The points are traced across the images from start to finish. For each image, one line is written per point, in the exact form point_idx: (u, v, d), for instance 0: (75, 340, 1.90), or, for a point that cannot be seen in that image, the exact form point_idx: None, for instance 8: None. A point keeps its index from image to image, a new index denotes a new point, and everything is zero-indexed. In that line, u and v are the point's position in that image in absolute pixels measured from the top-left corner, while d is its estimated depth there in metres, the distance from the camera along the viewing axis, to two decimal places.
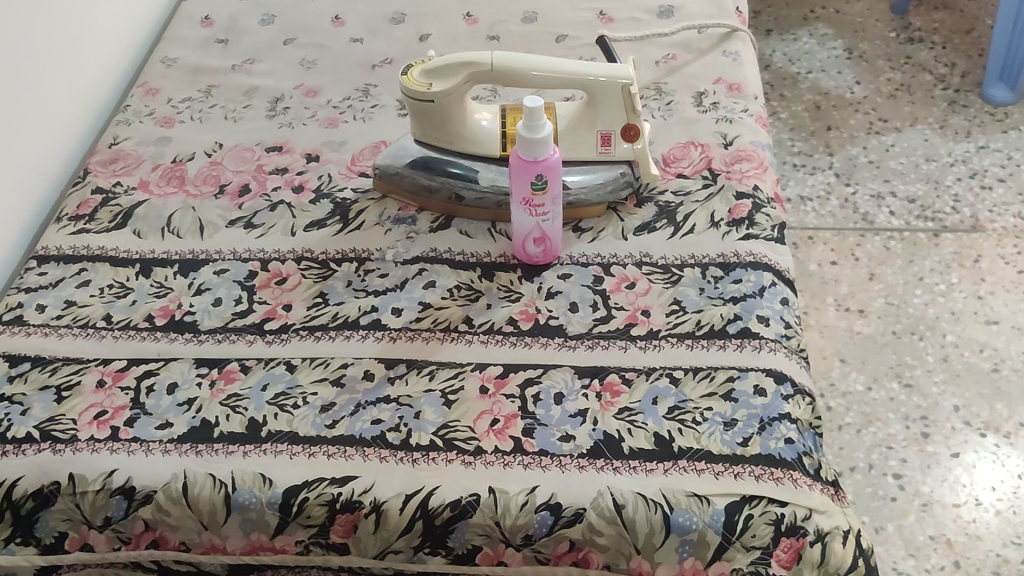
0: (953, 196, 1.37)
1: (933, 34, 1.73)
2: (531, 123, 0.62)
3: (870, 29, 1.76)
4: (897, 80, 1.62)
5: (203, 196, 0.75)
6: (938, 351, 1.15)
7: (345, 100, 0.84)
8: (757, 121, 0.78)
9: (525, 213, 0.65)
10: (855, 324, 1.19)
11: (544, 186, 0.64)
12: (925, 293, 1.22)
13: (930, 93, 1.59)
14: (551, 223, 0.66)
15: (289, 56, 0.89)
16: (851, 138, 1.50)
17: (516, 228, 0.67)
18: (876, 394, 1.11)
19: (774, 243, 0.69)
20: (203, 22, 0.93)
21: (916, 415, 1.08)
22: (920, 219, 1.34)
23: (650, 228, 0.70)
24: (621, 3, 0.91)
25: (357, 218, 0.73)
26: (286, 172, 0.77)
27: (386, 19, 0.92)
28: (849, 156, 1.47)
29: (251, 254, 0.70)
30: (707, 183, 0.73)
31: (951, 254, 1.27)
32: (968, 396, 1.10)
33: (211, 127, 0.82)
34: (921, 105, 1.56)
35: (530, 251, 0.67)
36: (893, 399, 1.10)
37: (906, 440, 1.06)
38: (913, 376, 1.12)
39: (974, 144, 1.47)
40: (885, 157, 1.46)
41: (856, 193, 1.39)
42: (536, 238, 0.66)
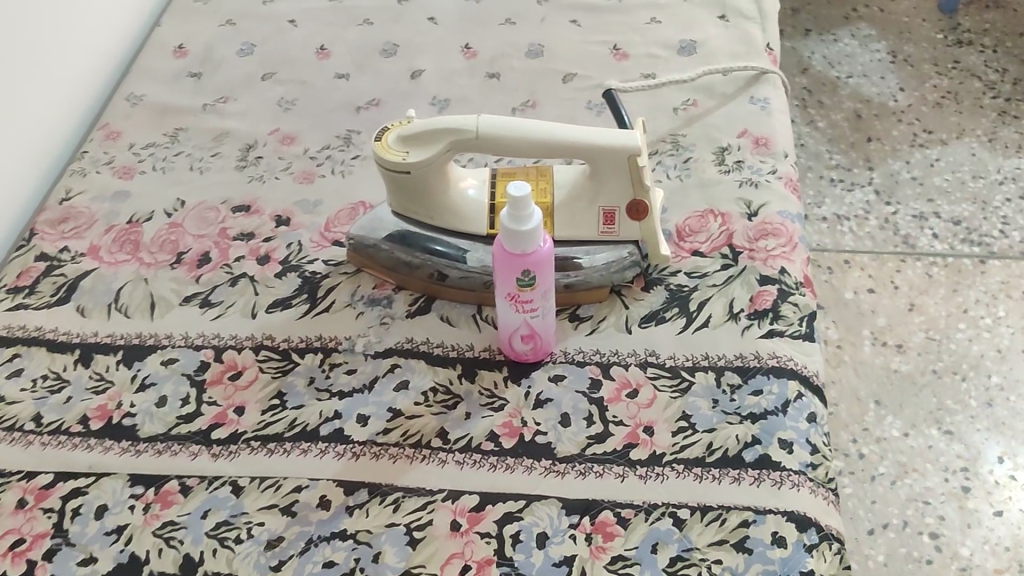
0: (1001, 218, 1.26)
1: (983, 35, 1.61)
2: (516, 215, 0.52)
3: (916, 30, 1.64)
4: (944, 87, 1.51)
5: (158, 265, 0.67)
6: (983, 395, 1.04)
7: (324, 150, 0.75)
8: (787, 185, 0.68)
9: (510, 309, 0.57)
10: (892, 360, 1.08)
11: (532, 282, 0.55)
12: (969, 328, 1.11)
13: (979, 102, 1.47)
14: (541, 320, 0.57)
15: (267, 93, 0.80)
16: (892, 151, 1.39)
17: (501, 322, 0.58)
18: (916, 441, 1.01)
19: (802, 341, 0.59)
20: (175, 51, 0.84)
21: (957, 466, 0.98)
22: (965, 243, 1.23)
23: (658, 319, 0.61)
24: (638, 36, 0.81)
25: (327, 297, 0.64)
26: (252, 237, 0.69)
27: (376, 51, 0.83)
28: (890, 171, 1.36)
29: (204, 340, 0.62)
30: (727, 263, 0.64)
31: (998, 284, 1.16)
32: (1013, 444, 0.99)
33: (175, 179, 0.73)
34: (969, 115, 1.45)
35: (518, 347, 0.59)
36: (934, 447, 1.00)
37: (945, 495, 0.96)
38: (955, 422, 1.02)
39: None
40: (929, 173, 1.35)
41: (897, 213, 1.28)
42: (524, 336, 0.58)
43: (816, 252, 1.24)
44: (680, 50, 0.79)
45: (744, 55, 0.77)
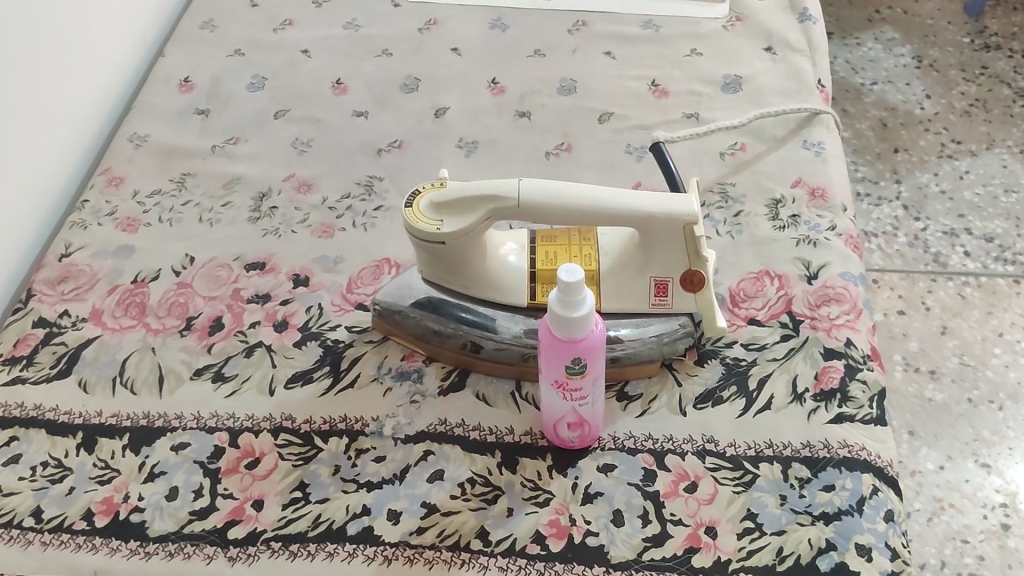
0: None
1: (1011, 40, 1.53)
2: (568, 300, 0.47)
3: (941, 34, 1.55)
4: (971, 94, 1.42)
5: (166, 331, 0.62)
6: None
7: (343, 199, 0.70)
8: (848, 242, 0.63)
9: (557, 395, 0.51)
10: (925, 388, 1.03)
11: (583, 369, 0.50)
12: (1006, 353, 1.05)
13: (1009, 111, 1.39)
14: (590, 406, 0.52)
15: (280, 134, 0.75)
16: (921, 162, 1.32)
17: (545, 406, 0.53)
18: (949, 474, 0.95)
19: (874, 426, 0.54)
20: (181, 85, 0.79)
21: (997, 501, 0.92)
22: (999, 261, 1.16)
23: (714, 399, 0.56)
24: (678, 70, 0.76)
25: (351, 369, 0.59)
26: (267, 300, 0.63)
27: (396, 85, 0.77)
28: (919, 184, 1.28)
29: (218, 421, 0.57)
30: (787, 334, 0.58)
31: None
32: None
33: (183, 232, 0.68)
34: (998, 125, 1.37)
35: (563, 433, 0.53)
36: (970, 481, 0.94)
37: (984, 533, 0.90)
38: (993, 455, 0.95)
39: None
40: (959, 186, 1.27)
41: (927, 228, 1.22)
42: (571, 422, 0.53)
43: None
44: (724, 86, 0.74)
45: (795, 92, 0.72)
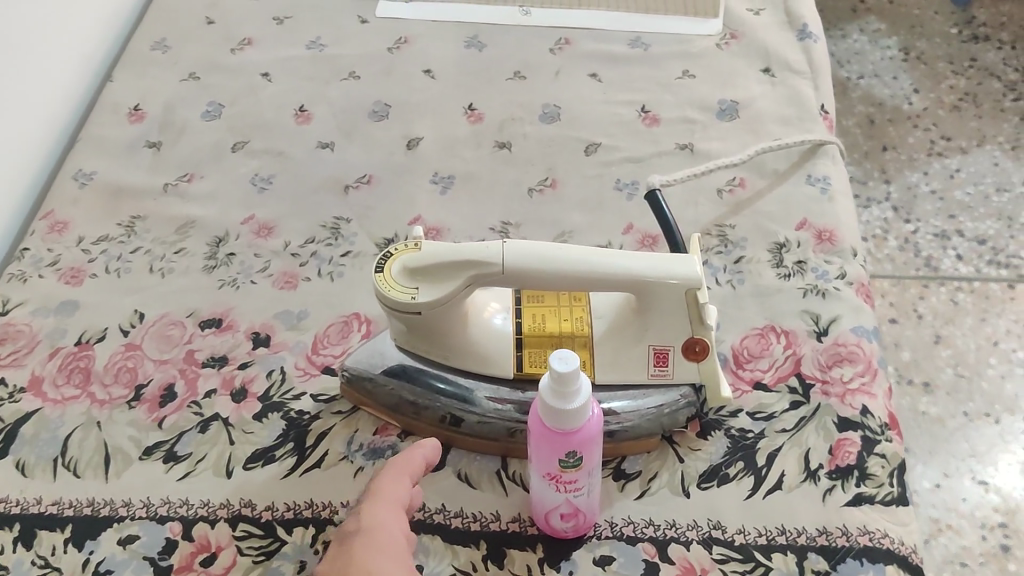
0: None
1: (1001, 29, 1.37)
2: (562, 388, 0.42)
3: (926, 24, 1.40)
4: (961, 87, 1.29)
5: (113, 401, 0.56)
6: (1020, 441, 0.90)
7: (308, 243, 0.64)
8: (859, 292, 0.58)
9: (548, 486, 0.46)
10: (918, 403, 0.94)
11: (579, 460, 0.44)
12: (1002, 362, 0.96)
13: (999, 104, 1.26)
14: (585, 497, 0.47)
15: (238, 168, 0.69)
16: (909, 160, 1.20)
17: (535, 496, 0.47)
18: (947, 494, 0.87)
19: (896, 507, 0.49)
20: (131, 114, 0.73)
21: (995, 521, 0.84)
22: (992, 264, 1.05)
23: (720, 478, 0.51)
24: (668, 94, 0.70)
25: (317, 446, 0.53)
26: (224, 363, 0.57)
27: (365, 112, 0.72)
28: (908, 183, 1.17)
29: (170, 509, 0.51)
30: (797, 400, 0.53)
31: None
32: None
33: (132, 284, 0.62)
34: (990, 119, 1.23)
35: (555, 525, 0.48)
36: (967, 500, 0.86)
37: (983, 556, 0.82)
38: (991, 471, 0.88)
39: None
40: (950, 185, 1.15)
41: (918, 232, 1.10)
42: (564, 514, 0.47)
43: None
44: (720, 113, 0.69)
45: (796, 120, 0.67)
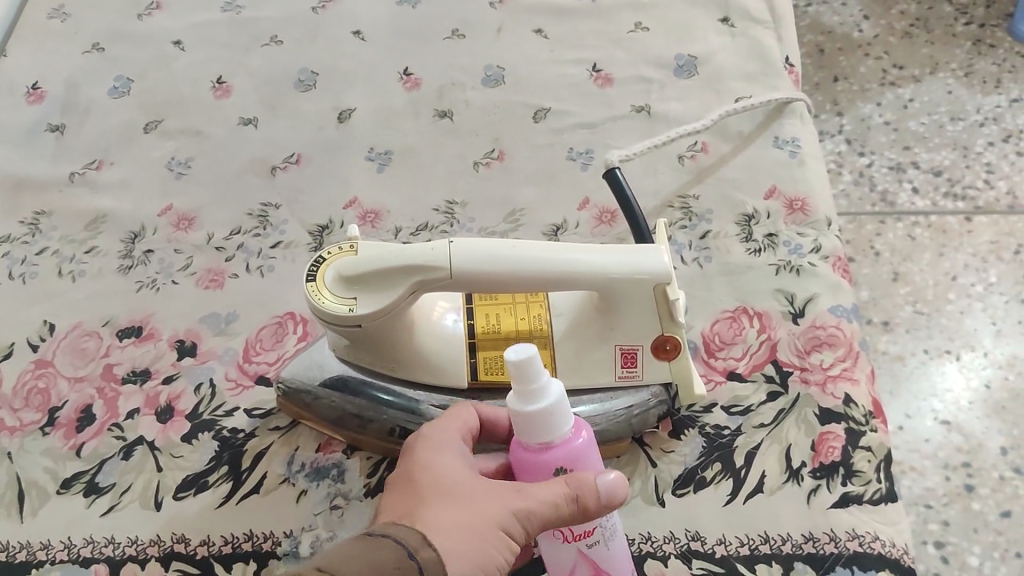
0: (985, 165, 0.91)
1: None
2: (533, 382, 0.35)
3: None
4: (912, 13, 1.11)
5: (24, 428, 0.50)
6: (981, 376, 0.72)
7: (233, 234, 0.58)
8: (837, 266, 0.54)
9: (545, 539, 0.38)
10: (878, 343, 0.77)
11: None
12: (961, 298, 0.78)
13: (950, 30, 1.08)
14: (602, 550, 0.38)
15: (151, 152, 0.62)
16: (861, 91, 1.03)
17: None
18: (906, 432, 0.69)
19: (886, 505, 0.45)
20: (30, 94, 0.67)
21: (957, 461, 0.67)
22: (948, 197, 0.88)
23: (697, 482, 0.47)
24: (621, 51, 0.65)
25: (254, 469, 0.48)
26: (146, 378, 0.52)
27: (291, 82, 0.65)
28: (861, 116, 1.00)
29: (94, 549, 0.46)
30: (775, 391, 0.49)
31: (988, 244, 0.81)
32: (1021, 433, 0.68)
33: (40, 290, 0.56)
34: (941, 47, 1.06)
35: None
36: (928, 439, 0.69)
37: (947, 497, 0.65)
38: (949, 407, 0.71)
39: (1010, 97, 0.98)
40: (904, 117, 0.98)
41: (872, 164, 0.93)
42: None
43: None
44: (677, 69, 0.63)
45: (760, 75, 0.62)
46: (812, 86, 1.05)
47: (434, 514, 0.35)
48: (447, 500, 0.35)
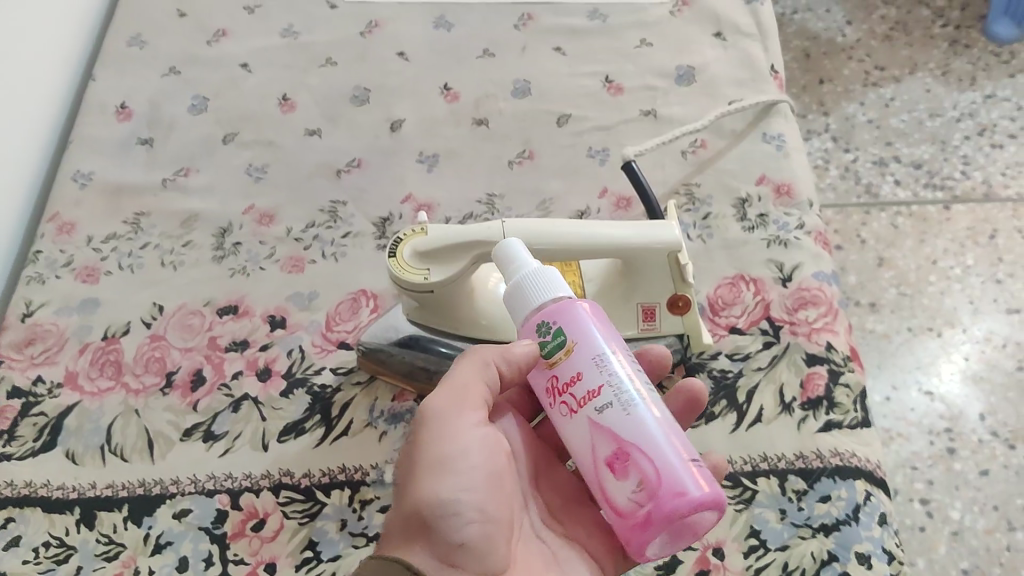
0: (961, 158, 1.03)
1: None
2: (506, 264, 0.45)
3: None
4: (893, 17, 1.22)
5: (147, 389, 0.61)
6: (962, 352, 0.85)
7: (309, 228, 0.68)
8: (818, 240, 0.64)
9: (569, 417, 0.41)
10: (865, 321, 0.89)
11: (568, 344, 0.41)
12: (942, 280, 0.91)
13: (927, 33, 1.19)
14: (614, 415, 0.39)
15: (231, 161, 0.73)
16: (845, 92, 1.13)
17: (591, 484, 0.41)
18: (894, 402, 0.83)
19: (861, 429, 0.56)
20: (119, 112, 0.77)
21: (940, 427, 0.81)
22: (927, 188, 1.00)
23: (707, 415, 0.57)
24: (630, 64, 0.75)
25: (342, 416, 0.59)
26: (245, 346, 0.62)
27: (347, 98, 0.76)
28: (845, 115, 1.11)
29: (216, 482, 0.56)
30: (769, 341, 0.60)
31: (965, 231, 0.95)
32: (993, 400, 0.82)
33: (147, 278, 0.66)
34: (919, 49, 1.17)
35: (617, 495, 0.39)
36: (914, 410, 0.82)
37: (931, 459, 0.79)
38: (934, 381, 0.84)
39: (983, 93, 1.10)
40: (886, 114, 1.10)
41: (857, 160, 1.05)
42: (614, 463, 0.39)
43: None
44: (678, 79, 0.74)
45: (750, 82, 0.73)
46: (801, 88, 1.15)
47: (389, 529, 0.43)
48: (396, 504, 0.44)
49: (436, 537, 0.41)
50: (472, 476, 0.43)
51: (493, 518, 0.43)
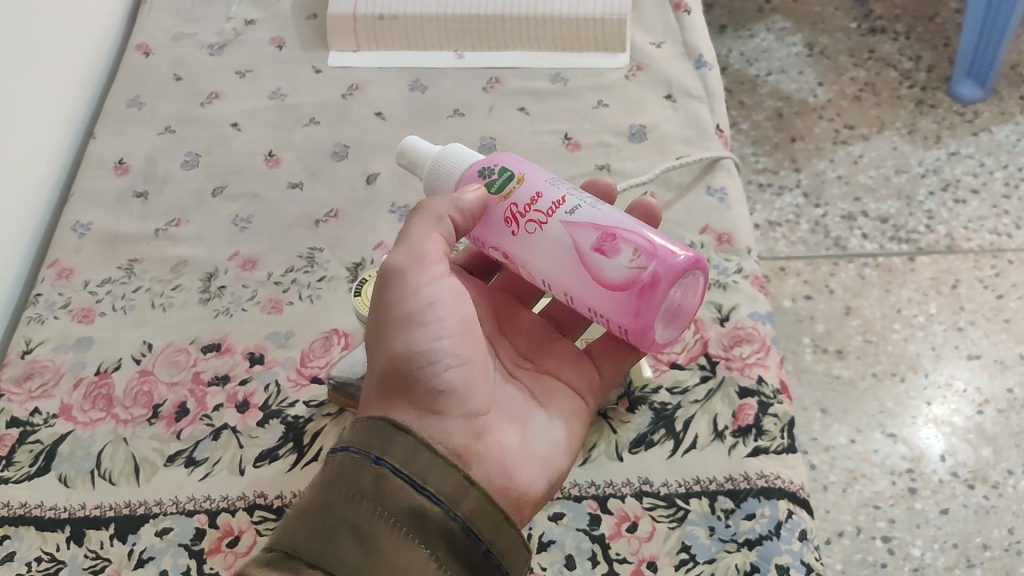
0: (925, 212, 1.24)
1: (896, 21, 1.47)
2: (410, 166, 0.62)
3: (831, 20, 1.50)
4: (861, 79, 1.40)
5: (135, 420, 0.66)
6: (925, 395, 1.08)
7: (288, 273, 0.74)
8: (754, 283, 0.70)
9: (540, 231, 0.55)
10: (832, 367, 1.11)
11: (522, 181, 0.56)
12: (904, 327, 1.14)
13: (896, 93, 1.38)
14: (587, 215, 0.54)
15: (219, 211, 0.79)
16: (817, 150, 1.33)
17: (572, 280, 0.54)
18: (859, 446, 1.05)
19: (787, 454, 0.61)
20: (117, 168, 0.83)
21: (902, 467, 1.03)
22: (893, 241, 1.22)
23: (647, 442, 0.62)
24: (588, 123, 0.82)
25: (313, 444, 0.64)
26: (226, 381, 0.68)
27: (327, 154, 0.82)
28: (817, 172, 1.30)
29: (196, 503, 0.61)
30: (705, 375, 0.65)
31: (928, 280, 1.17)
32: (953, 440, 1.04)
33: (138, 319, 0.72)
34: (889, 108, 1.36)
35: (614, 271, 0.52)
36: (878, 451, 1.04)
37: (893, 498, 1.01)
38: (897, 424, 1.06)
39: (947, 151, 1.30)
40: (855, 171, 1.29)
41: (827, 215, 1.26)
42: (598, 246, 0.52)
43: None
44: (631, 136, 0.80)
45: (696, 139, 0.79)
46: (773, 145, 1.34)
47: (370, 388, 0.53)
48: (374, 361, 0.54)
49: (415, 388, 0.52)
50: (442, 325, 0.53)
51: (464, 360, 0.54)
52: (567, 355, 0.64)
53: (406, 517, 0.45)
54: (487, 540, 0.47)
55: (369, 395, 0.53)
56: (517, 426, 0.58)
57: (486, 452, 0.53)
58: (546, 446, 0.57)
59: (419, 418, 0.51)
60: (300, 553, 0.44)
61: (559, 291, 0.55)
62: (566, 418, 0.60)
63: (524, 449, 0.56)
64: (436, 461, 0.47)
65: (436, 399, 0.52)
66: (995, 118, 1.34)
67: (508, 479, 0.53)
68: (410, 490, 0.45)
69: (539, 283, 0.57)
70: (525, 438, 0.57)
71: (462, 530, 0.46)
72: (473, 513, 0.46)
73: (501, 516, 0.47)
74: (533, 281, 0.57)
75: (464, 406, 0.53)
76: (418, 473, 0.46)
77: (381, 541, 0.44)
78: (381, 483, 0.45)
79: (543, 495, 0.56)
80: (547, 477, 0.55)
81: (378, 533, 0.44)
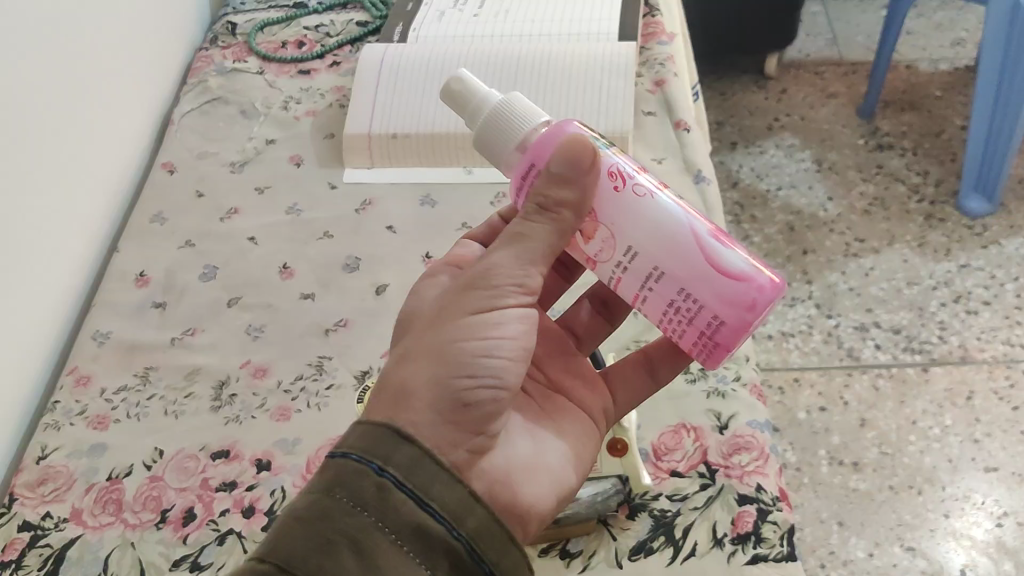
0: (938, 324, 1.25)
1: (902, 138, 1.52)
2: (458, 99, 0.57)
3: (838, 137, 1.54)
4: (870, 193, 1.43)
5: (143, 524, 0.67)
6: (943, 508, 1.07)
7: (297, 380, 0.76)
8: (753, 392, 0.72)
9: (651, 195, 0.52)
10: (850, 480, 1.11)
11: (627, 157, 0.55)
12: (920, 439, 1.14)
13: (904, 206, 1.41)
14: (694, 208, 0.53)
15: (233, 322, 0.81)
16: (828, 262, 1.35)
17: (677, 251, 0.51)
18: (878, 560, 1.04)
19: (786, 562, 0.61)
20: (137, 280, 0.86)
21: None
22: (907, 351, 1.23)
23: (647, 549, 0.63)
24: None
25: None
26: (233, 487, 0.69)
27: (340, 267, 0.85)
28: (828, 283, 1.32)
29: None
30: (705, 482, 0.66)
31: (944, 391, 1.18)
32: (974, 553, 1.03)
33: (151, 426, 0.74)
34: (897, 222, 1.39)
35: (731, 259, 0.51)
36: (898, 565, 1.03)
37: None
38: (917, 538, 1.05)
39: (957, 263, 1.32)
40: (866, 283, 1.31)
41: (839, 325, 1.27)
42: (714, 233, 0.52)
43: (764, 370, 1.24)
44: None
45: None
46: (786, 258, 1.36)
47: (390, 379, 0.49)
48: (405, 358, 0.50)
49: (448, 392, 0.48)
50: (499, 346, 0.50)
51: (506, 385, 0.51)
52: (581, 376, 0.64)
53: (410, 534, 0.42)
54: (493, 562, 0.44)
55: (384, 389, 0.49)
56: (528, 440, 0.56)
57: (490, 468, 0.51)
58: (557, 464, 0.56)
59: (439, 426, 0.47)
60: (292, 568, 0.40)
61: (646, 261, 0.52)
62: (575, 440, 0.59)
63: (537, 463, 0.55)
64: (442, 474, 0.44)
65: (466, 410, 0.49)
66: (1004, 231, 1.36)
67: (511, 492, 0.52)
68: (412, 506, 0.42)
69: (614, 252, 0.54)
70: (538, 451, 0.56)
71: (467, 550, 0.43)
72: (479, 532, 0.44)
73: (507, 537, 0.44)
74: (606, 245, 0.54)
75: (487, 422, 0.50)
76: (422, 487, 0.43)
77: (381, 559, 0.41)
78: (384, 496, 0.42)
79: (550, 511, 0.54)
80: (554, 496, 0.54)
81: (377, 548, 0.41)
